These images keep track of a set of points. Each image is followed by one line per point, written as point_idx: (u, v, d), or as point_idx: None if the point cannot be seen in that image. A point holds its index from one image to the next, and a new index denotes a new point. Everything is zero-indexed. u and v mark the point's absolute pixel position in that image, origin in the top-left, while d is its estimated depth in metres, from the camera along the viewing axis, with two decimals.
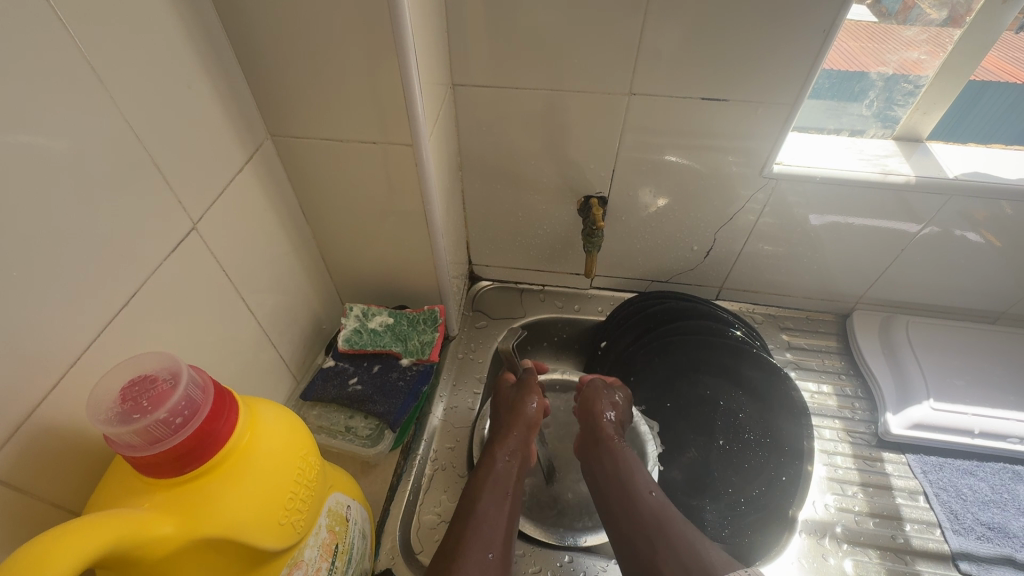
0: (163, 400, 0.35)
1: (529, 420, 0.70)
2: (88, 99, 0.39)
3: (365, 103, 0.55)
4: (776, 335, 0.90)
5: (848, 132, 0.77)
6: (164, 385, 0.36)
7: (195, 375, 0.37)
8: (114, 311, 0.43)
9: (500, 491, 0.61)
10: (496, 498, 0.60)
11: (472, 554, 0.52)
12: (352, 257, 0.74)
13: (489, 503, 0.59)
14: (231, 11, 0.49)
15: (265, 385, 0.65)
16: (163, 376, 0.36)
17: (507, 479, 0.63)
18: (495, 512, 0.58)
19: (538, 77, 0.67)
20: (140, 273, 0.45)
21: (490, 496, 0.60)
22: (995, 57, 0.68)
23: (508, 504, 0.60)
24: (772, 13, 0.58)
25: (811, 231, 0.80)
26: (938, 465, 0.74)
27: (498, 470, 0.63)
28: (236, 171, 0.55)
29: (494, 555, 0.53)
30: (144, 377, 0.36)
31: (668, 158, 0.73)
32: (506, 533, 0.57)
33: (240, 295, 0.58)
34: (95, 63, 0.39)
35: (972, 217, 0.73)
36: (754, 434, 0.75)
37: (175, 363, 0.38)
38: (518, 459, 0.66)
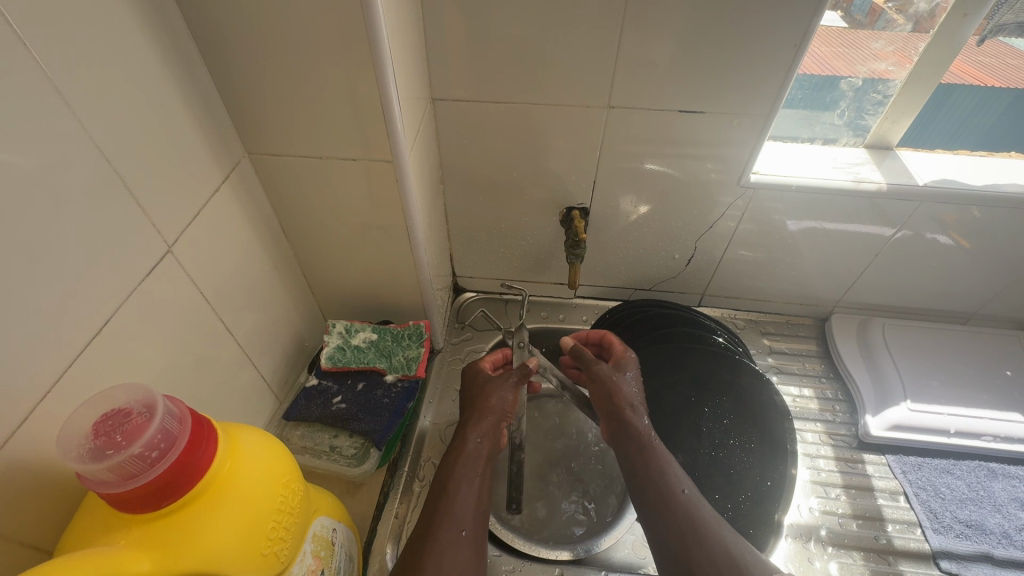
0: (137, 433, 0.34)
1: (501, 403, 0.65)
2: (56, 123, 0.38)
3: (344, 120, 0.54)
4: (757, 339, 0.91)
5: (821, 141, 0.79)
6: (139, 417, 0.35)
7: (171, 406, 0.36)
8: (86, 339, 0.42)
9: (474, 470, 0.59)
10: (469, 475, 0.58)
11: (446, 533, 0.53)
12: (334, 273, 0.74)
13: (462, 481, 0.57)
14: (206, 30, 0.49)
15: (246, 406, 0.63)
16: (137, 408, 0.35)
17: (479, 456, 0.60)
18: (468, 489, 0.57)
19: (518, 90, 0.67)
20: (113, 299, 0.44)
21: (462, 475, 0.58)
22: (962, 62, 0.69)
23: (480, 482, 0.58)
24: (744, 28, 0.59)
25: (789, 237, 0.81)
26: (917, 465, 0.75)
27: (471, 451, 0.60)
28: (212, 191, 0.54)
29: (467, 534, 0.54)
30: (117, 410, 0.35)
31: (650, 168, 0.74)
32: (479, 512, 0.57)
33: (218, 316, 0.57)
34: (63, 87, 0.38)
35: (941, 220, 0.75)
36: (740, 440, 0.76)
37: (149, 393, 0.36)
38: (490, 439, 0.62)
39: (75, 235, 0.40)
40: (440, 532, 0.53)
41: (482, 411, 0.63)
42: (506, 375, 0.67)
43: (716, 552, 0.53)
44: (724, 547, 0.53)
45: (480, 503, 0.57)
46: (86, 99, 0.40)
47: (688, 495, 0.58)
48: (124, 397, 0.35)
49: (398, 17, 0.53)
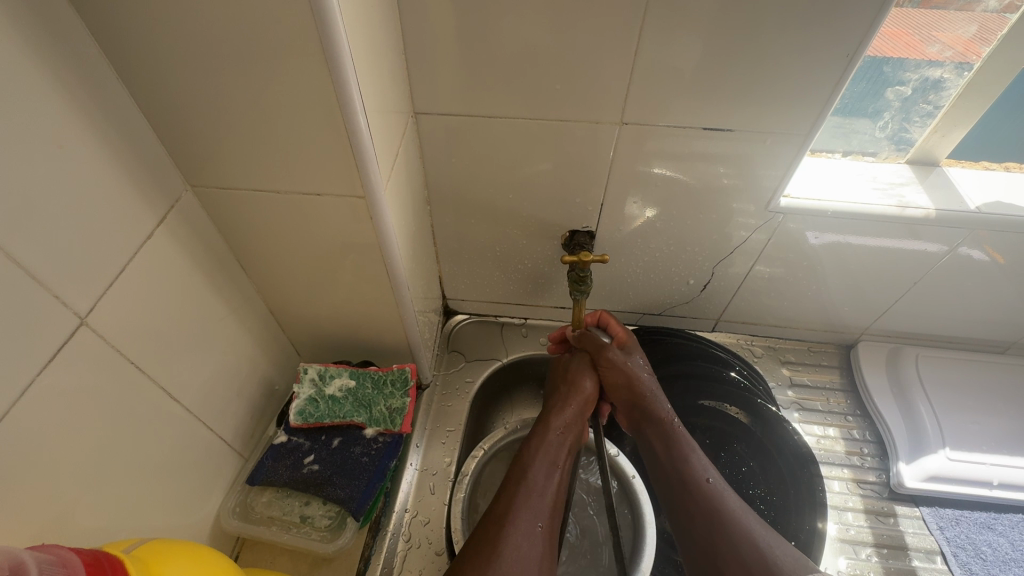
0: None
1: (585, 394, 0.66)
2: None
3: (303, 151, 0.45)
4: (776, 369, 0.83)
5: (858, 155, 0.69)
6: None
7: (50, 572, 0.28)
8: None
9: (551, 459, 0.59)
10: (547, 465, 0.58)
11: (521, 526, 0.52)
12: (306, 311, 0.65)
13: (539, 470, 0.58)
14: (125, 49, 0.39)
15: (201, 473, 0.56)
16: None
17: (557, 448, 0.60)
18: (544, 479, 0.57)
19: (515, 105, 0.58)
20: (8, 393, 0.36)
21: (538, 466, 0.58)
22: None
23: (558, 474, 0.58)
24: (789, 34, 0.50)
25: (818, 263, 0.72)
26: (954, 519, 0.69)
27: (552, 440, 0.61)
28: (144, 240, 0.45)
29: (542, 529, 0.53)
30: None
31: (655, 171, 0.63)
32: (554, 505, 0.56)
33: (159, 384, 0.49)
34: None
35: (977, 235, 0.65)
36: (759, 490, 0.69)
37: (16, 556, 0.28)
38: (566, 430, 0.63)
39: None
40: (516, 524, 0.52)
41: (566, 399, 0.65)
42: (582, 359, 0.69)
43: (739, 538, 0.52)
44: (748, 533, 0.52)
45: (556, 495, 0.57)
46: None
47: (713, 483, 0.57)
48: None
49: (366, 24, 0.43)
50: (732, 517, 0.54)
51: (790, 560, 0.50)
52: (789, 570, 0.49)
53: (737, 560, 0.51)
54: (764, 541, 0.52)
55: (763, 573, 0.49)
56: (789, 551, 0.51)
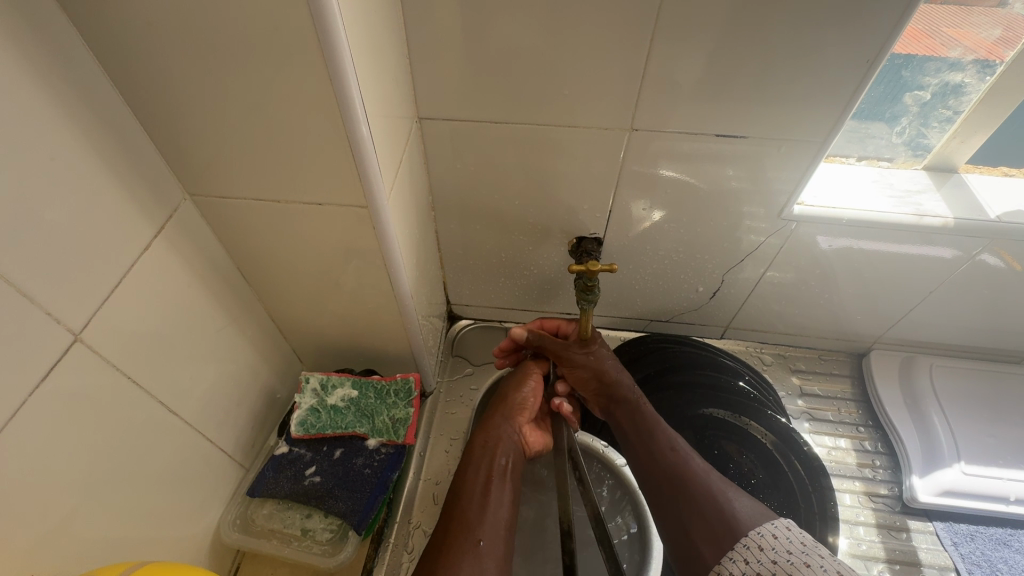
0: None
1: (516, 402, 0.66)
2: None
3: (304, 160, 0.44)
4: (786, 378, 0.82)
5: (874, 161, 0.68)
6: None
7: None
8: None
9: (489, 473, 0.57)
10: (483, 478, 0.57)
11: (462, 544, 0.50)
12: (308, 319, 0.64)
13: (476, 488, 0.56)
14: (119, 55, 0.38)
15: (201, 486, 0.55)
16: None
17: (496, 463, 0.59)
18: (495, 496, 0.55)
19: (523, 110, 0.57)
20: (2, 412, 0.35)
21: (478, 485, 0.56)
22: None
23: (501, 484, 0.57)
24: (808, 37, 0.48)
25: (831, 270, 0.71)
26: (969, 535, 0.67)
27: (488, 453, 0.59)
28: (141, 251, 0.44)
29: (486, 542, 0.51)
30: None
31: (665, 173, 0.61)
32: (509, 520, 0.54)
33: (157, 397, 0.48)
34: None
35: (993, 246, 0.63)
36: (769, 502, 0.67)
37: None
38: (510, 444, 0.61)
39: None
40: (453, 544, 0.50)
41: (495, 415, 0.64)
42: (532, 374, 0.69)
43: (701, 503, 0.51)
44: (711, 499, 0.51)
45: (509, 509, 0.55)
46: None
47: (675, 452, 0.56)
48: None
49: (369, 28, 0.42)
50: (697, 482, 0.53)
51: (753, 518, 0.49)
52: (751, 528, 0.48)
53: (703, 524, 0.49)
54: (725, 500, 0.51)
55: (726, 536, 0.48)
56: (752, 510, 0.50)
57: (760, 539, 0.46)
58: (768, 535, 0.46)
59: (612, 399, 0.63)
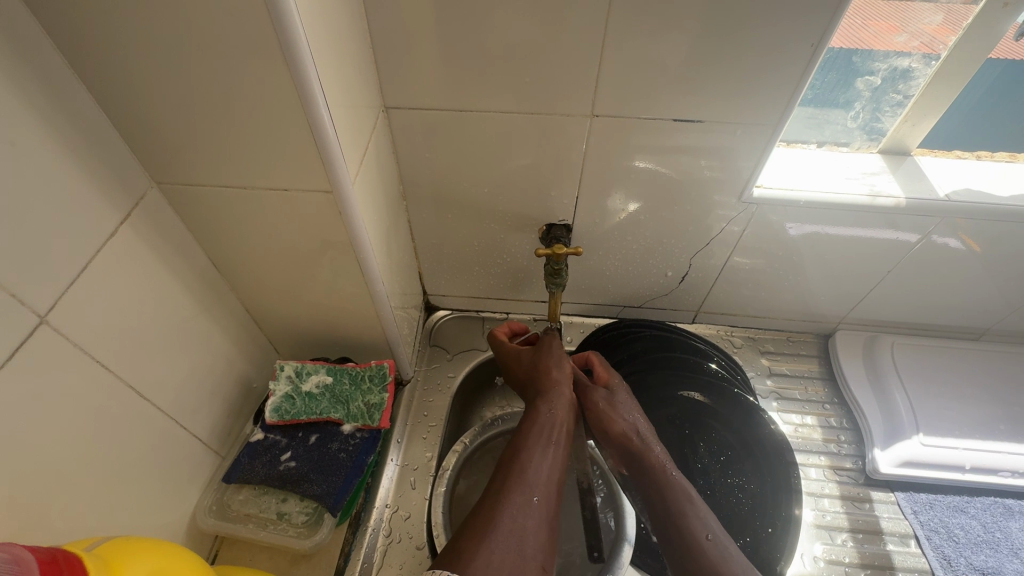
0: None
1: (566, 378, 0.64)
2: None
3: (267, 147, 0.45)
4: (756, 359, 0.84)
5: (832, 145, 0.70)
6: None
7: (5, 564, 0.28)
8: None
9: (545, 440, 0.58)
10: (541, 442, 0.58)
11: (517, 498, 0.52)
12: (281, 308, 0.65)
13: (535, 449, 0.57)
14: (78, 41, 0.38)
15: (176, 471, 0.56)
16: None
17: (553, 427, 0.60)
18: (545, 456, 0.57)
19: (487, 98, 0.58)
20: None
21: (536, 445, 0.57)
22: (1007, 42, 0.58)
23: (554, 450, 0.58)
24: (755, 23, 0.50)
25: (794, 252, 0.73)
26: (928, 504, 0.70)
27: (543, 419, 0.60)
28: (108, 238, 0.45)
29: (538, 499, 0.53)
30: None
31: (639, 164, 0.63)
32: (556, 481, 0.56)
33: (129, 383, 0.49)
34: None
35: (954, 223, 0.65)
36: (737, 478, 0.71)
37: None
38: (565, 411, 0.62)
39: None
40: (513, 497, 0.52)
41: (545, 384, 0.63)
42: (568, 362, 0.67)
43: None
44: None
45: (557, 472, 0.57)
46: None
47: (710, 542, 0.54)
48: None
49: (327, 15, 0.43)
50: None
51: None
52: None
53: None
54: None
55: None
56: None
57: None
58: None
59: (643, 461, 0.61)
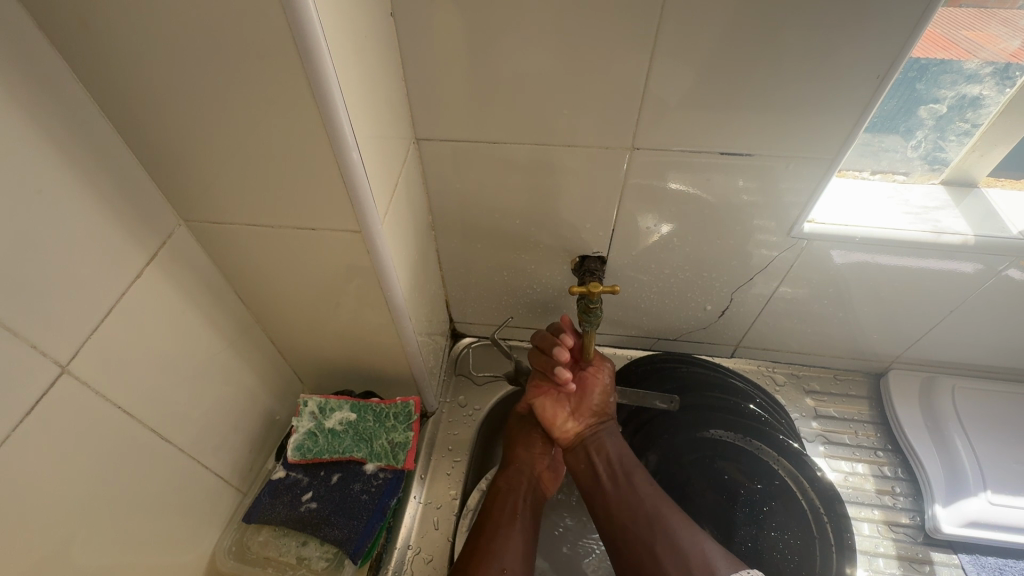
0: None
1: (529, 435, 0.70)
2: None
3: (296, 186, 0.44)
4: (800, 399, 0.79)
5: (889, 176, 0.65)
6: None
7: None
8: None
9: (510, 515, 0.61)
10: (506, 522, 0.60)
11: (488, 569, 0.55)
12: (307, 340, 0.63)
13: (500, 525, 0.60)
14: (106, 80, 0.37)
15: (197, 512, 0.54)
16: None
17: (519, 498, 0.64)
18: (507, 532, 0.59)
19: (521, 128, 0.56)
20: None
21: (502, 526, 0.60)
22: None
23: (518, 524, 0.60)
24: (812, 52, 0.46)
25: (845, 286, 0.68)
26: (997, 569, 0.64)
27: (506, 496, 0.63)
28: (134, 278, 0.44)
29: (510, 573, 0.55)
30: None
31: (672, 185, 0.59)
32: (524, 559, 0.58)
33: (152, 425, 0.47)
34: None
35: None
36: (779, 531, 0.66)
37: None
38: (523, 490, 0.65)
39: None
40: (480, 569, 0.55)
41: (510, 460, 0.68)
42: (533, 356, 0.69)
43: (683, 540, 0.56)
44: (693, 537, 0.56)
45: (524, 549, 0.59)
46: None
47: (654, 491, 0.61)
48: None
49: (360, 53, 0.41)
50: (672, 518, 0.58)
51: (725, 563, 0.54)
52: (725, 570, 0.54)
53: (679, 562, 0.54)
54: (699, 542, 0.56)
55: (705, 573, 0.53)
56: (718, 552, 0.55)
57: None
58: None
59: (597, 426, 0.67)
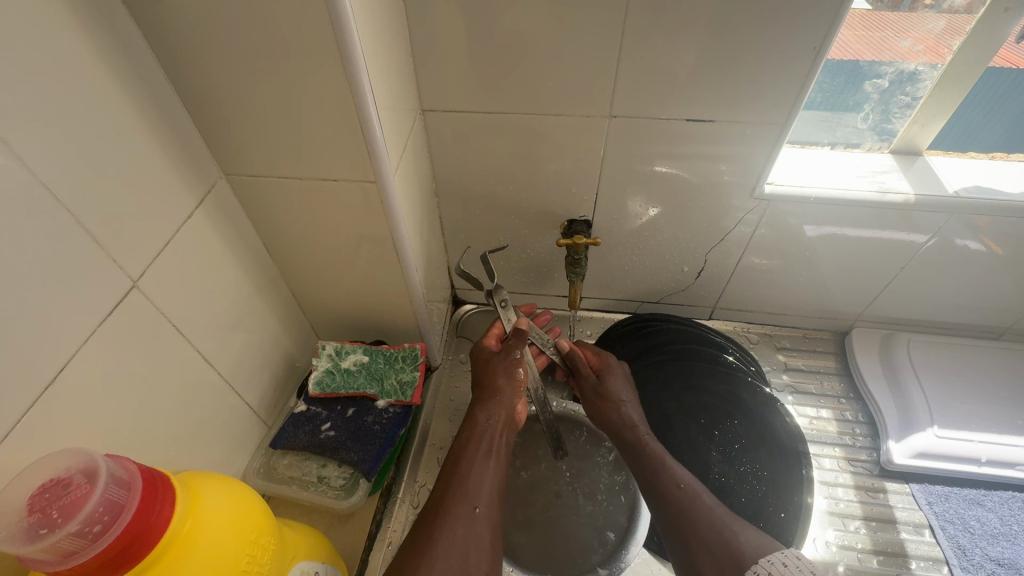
0: (75, 508, 0.32)
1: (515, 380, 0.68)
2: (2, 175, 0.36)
3: (320, 140, 0.51)
4: (772, 355, 0.86)
5: (843, 146, 0.73)
6: (80, 488, 0.33)
7: (115, 471, 0.35)
8: (34, 394, 0.40)
9: (484, 450, 0.60)
10: (480, 456, 0.60)
11: (459, 509, 0.54)
12: (324, 293, 0.71)
13: (473, 460, 0.59)
14: (169, 46, 0.45)
15: (229, 435, 0.62)
16: (78, 478, 0.33)
17: (495, 437, 0.63)
18: (480, 468, 0.58)
19: (513, 100, 0.64)
20: (61, 355, 0.41)
21: (475, 457, 0.60)
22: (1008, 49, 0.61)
23: (493, 459, 0.60)
24: (761, 29, 0.54)
25: (809, 244, 0.75)
26: (944, 496, 0.72)
27: (483, 431, 0.63)
28: (184, 219, 0.52)
29: (482, 509, 0.54)
30: (57, 482, 0.33)
31: (657, 169, 0.68)
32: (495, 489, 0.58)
33: (196, 349, 0.55)
34: (8, 135, 0.36)
35: (966, 220, 0.67)
36: (752, 466, 0.72)
37: (91, 459, 0.34)
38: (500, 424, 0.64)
39: (8, 279, 0.37)
40: (452, 508, 0.54)
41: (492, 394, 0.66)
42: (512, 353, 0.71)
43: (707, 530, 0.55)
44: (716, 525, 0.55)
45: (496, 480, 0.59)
46: (11, 129, 0.36)
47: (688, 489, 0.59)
48: (65, 466, 0.34)
49: (376, 26, 0.49)
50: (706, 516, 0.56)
51: (757, 549, 0.52)
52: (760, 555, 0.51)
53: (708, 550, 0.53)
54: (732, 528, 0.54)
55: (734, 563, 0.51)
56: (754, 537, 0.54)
57: (770, 566, 0.49)
58: (779, 564, 0.49)
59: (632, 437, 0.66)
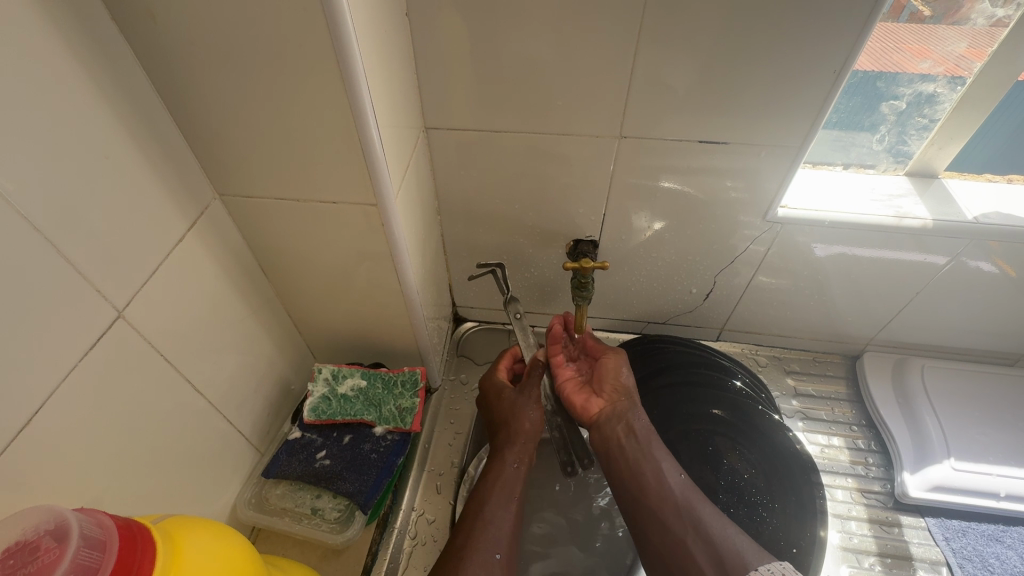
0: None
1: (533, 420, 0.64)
2: None
3: (319, 161, 0.49)
4: (781, 379, 0.84)
5: (857, 167, 0.71)
6: (50, 552, 0.31)
7: (88, 529, 0.33)
8: (8, 437, 0.37)
9: (508, 494, 0.57)
10: (503, 498, 0.57)
11: (481, 557, 0.51)
12: (320, 313, 0.68)
13: (497, 502, 0.56)
14: (164, 64, 0.43)
15: (221, 463, 0.59)
16: (47, 542, 0.31)
17: (519, 480, 0.59)
18: (501, 512, 0.56)
19: (520, 119, 0.61)
20: (38, 392, 0.39)
21: (496, 499, 0.57)
22: None
23: (515, 503, 0.57)
24: (779, 50, 0.52)
25: (819, 269, 0.73)
26: (961, 530, 0.69)
27: (507, 474, 0.59)
28: (176, 243, 0.50)
29: (502, 558, 0.52)
30: (21, 546, 0.31)
31: (664, 185, 0.66)
32: (514, 534, 0.55)
33: (186, 378, 0.52)
34: None
35: (985, 245, 0.65)
36: (763, 496, 0.69)
37: (57, 517, 0.32)
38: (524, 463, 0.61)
39: None
40: (473, 555, 0.51)
41: (514, 434, 0.63)
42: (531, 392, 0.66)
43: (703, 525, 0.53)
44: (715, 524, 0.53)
45: (516, 525, 0.56)
46: None
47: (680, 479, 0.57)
48: (31, 528, 0.31)
49: (379, 44, 0.47)
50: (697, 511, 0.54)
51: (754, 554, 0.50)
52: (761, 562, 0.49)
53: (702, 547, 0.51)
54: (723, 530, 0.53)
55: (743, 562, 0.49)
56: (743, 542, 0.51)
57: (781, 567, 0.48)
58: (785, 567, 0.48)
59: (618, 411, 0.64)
